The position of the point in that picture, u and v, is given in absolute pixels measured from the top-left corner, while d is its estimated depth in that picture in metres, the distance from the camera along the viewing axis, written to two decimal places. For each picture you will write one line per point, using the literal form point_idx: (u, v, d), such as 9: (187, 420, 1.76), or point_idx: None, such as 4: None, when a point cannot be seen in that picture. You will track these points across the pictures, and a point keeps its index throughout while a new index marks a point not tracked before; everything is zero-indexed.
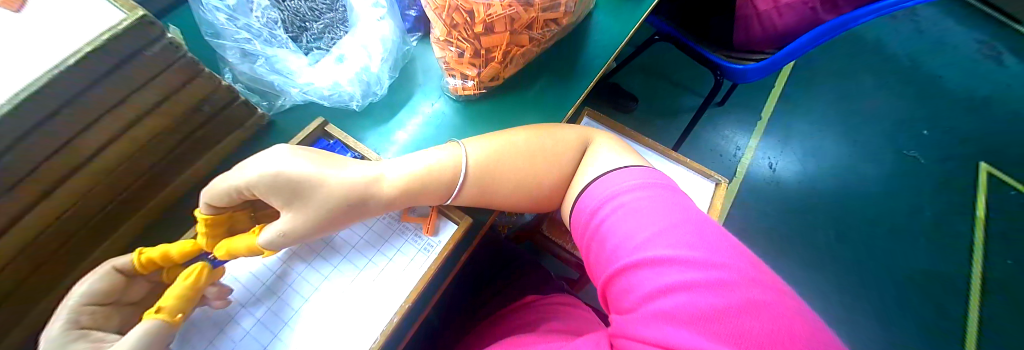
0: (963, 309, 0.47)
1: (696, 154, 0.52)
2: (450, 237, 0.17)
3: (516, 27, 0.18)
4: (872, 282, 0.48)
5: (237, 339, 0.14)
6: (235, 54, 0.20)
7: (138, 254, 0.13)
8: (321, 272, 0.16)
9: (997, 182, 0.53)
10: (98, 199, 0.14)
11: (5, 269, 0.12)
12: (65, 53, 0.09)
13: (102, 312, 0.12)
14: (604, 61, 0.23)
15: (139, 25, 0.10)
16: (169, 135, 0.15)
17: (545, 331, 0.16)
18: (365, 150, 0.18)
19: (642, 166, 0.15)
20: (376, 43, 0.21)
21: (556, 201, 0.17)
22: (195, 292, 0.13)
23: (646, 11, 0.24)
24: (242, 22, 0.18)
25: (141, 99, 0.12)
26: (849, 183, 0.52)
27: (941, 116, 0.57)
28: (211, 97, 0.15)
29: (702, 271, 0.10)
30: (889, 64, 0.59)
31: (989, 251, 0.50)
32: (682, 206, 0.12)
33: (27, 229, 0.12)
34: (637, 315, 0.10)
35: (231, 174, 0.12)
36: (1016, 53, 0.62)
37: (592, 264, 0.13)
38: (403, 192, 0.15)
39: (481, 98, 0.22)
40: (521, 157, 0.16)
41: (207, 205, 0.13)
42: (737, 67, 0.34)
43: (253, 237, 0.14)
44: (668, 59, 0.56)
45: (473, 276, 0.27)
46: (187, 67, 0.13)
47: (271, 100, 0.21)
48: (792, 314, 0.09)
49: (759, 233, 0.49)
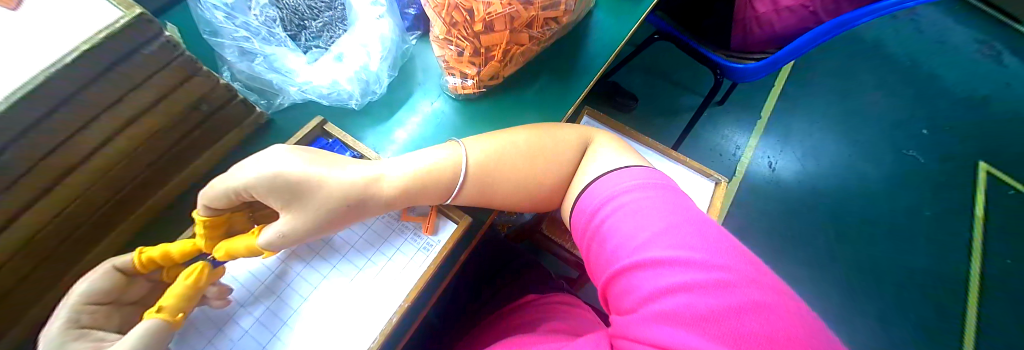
0: (961, 308, 0.47)
1: (696, 153, 0.52)
2: (450, 236, 0.17)
3: (516, 26, 0.18)
4: (871, 281, 0.48)
5: (236, 339, 0.14)
6: (234, 53, 0.19)
7: (137, 253, 0.13)
8: (320, 272, 0.16)
9: (995, 181, 0.54)
10: (97, 198, 0.14)
11: (5, 267, 0.12)
12: (62, 52, 0.09)
13: (102, 312, 0.12)
14: (604, 59, 0.23)
15: (137, 23, 0.10)
16: (167, 134, 0.15)
17: (544, 331, 0.16)
18: (364, 149, 0.18)
19: (643, 167, 0.14)
20: (375, 42, 0.20)
21: (556, 201, 0.17)
22: (195, 291, 0.13)
23: (647, 9, 0.24)
24: (241, 21, 0.18)
25: (139, 98, 0.12)
26: (848, 182, 0.52)
27: (940, 115, 0.57)
28: (210, 96, 0.15)
29: (702, 271, 0.10)
30: (888, 63, 0.59)
31: (987, 250, 0.50)
32: (683, 206, 0.12)
33: (25, 227, 0.12)
34: (637, 315, 0.10)
35: (229, 175, 0.12)
36: (1015, 52, 0.62)
37: (593, 264, 0.13)
38: (403, 192, 0.14)
39: (480, 97, 0.22)
40: (521, 156, 0.16)
41: (205, 205, 0.13)
42: (737, 66, 0.34)
43: (252, 237, 0.13)
44: (668, 58, 0.56)
45: (473, 274, 0.27)
46: (184, 65, 0.13)
47: (270, 99, 0.21)
48: (792, 314, 0.09)
49: (758, 232, 0.49)
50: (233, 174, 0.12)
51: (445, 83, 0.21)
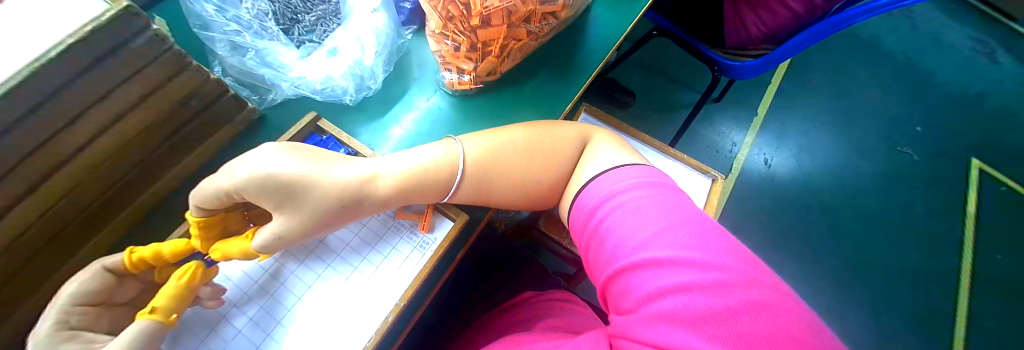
0: (952, 304, 0.48)
1: (692, 150, 0.52)
2: (446, 234, 0.17)
3: (514, 20, 0.18)
4: (864, 275, 0.49)
5: (229, 339, 0.14)
6: (224, 47, 0.19)
7: (128, 253, 0.13)
8: (314, 271, 0.16)
9: (988, 178, 0.54)
10: (82, 197, 0.13)
11: (2, 256, 0.12)
12: (46, 45, 0.09)
13: (92, 313, 0.12)
14: (603, 55, 0.23)
15: (124, 15, 0.09)
16: (155, 132, 0.15)
17: (541, 328, 0.16)
18: (359, 147, 0.18)
19: (642, 165, 0.14)
20: (369, 36, 0.20)
21: (554, 198, 0.16)
22: (188, 291, 0.13)
23: (645, 5, 0.24)
24: (231, 14, 0.18)
25: (124, 95, 0.12)
26: (843, 179, 0.52)
27: (935, 112, 0.57)
28: (199, 92, 0.15)
29: (702, 272, 0.09)
30: (884, 61, 0.60)
31: (978, 246, 0.51)
32: (681, 205, 0.12)
33: (15, 223, 0.11)
34: (636, 315, 0.10)
35: (220, 175, 0.12)
36: (1009, 49, 0.63)
37: (592, 264, 0.13)
38: (399, 191, 0.14)
39: (477, 92, 0.22)
40: (519, 154, 0.15)
41: (196, 205, 0.13)
42: (734, 64, 0.34)
43: (246, 240, 0.13)
44: (665, 54, 0.56)
45: (472, 272, 0.27)
46: (172, 60, 0.12)
47: (262, 94, 0.20)
48: (792, 314, 0.09)
49: (753, 228, 0.50)
50: (221, 173, 0.12)
51: (442, 78, 0.21)
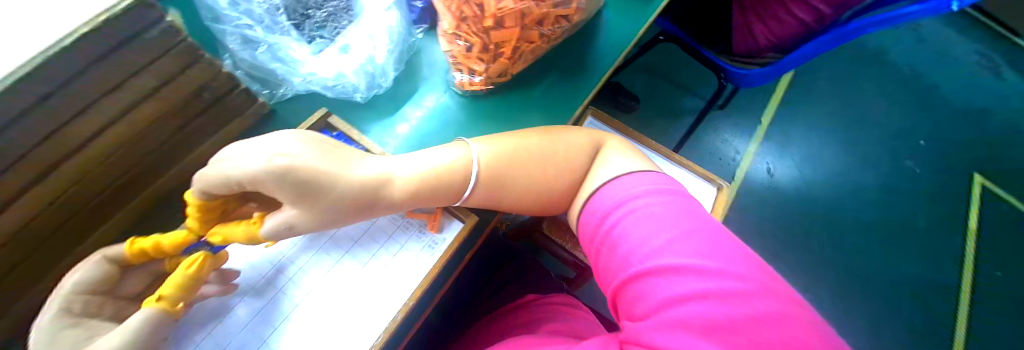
0: (951, 318, 0.48)
1: (696, 157, 0.52)
2: (455, 235, 0.17)
3: (528, 23, 0.18)
4: (864, 287, 0.49)
5: (236, 331, 0.14)
6: (236, 40, 0.19)
7: (130, 243, 0.13)
8: (323, 266, 0.16)
9: (989, 193, 0.54)
10: (89, 188, 0.13)
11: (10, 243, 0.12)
12: (62, 34, 0.09)
13: (95, 301, 0.12)
14: (613, 59, 0.23)
15: (138, 7, 0.09)
16: (167, 124, 0.15)
17: (546, 333, 0.16)
18: (369, 144, 0.18)
19: (652, 170, 0.14)
20: (382, 34, 0.20)
21: (565, 203, 0.17)
22: (194, 281, 0.13)
23: (657, 10, 0.24)
24: (243, 8, 0.17)
25: (137, 87, 0.12)
26: (846, 189, 0.52)
27: (938, 126, 0.58)
28: (210, 86, 0.15)
29: (715, 280, 0.09)
30: (889, 73, 0.60)
31: (979, 260, 0.51)
32: (694, 213, 0.12)
33: (19, 213, 0.11)
34: (648, 323, 0.10)
35: (231, 164, 0.11)
36: (1014, 66, 0.63)
37: (601, 269, 0.13)
38: (413, 193, 0.14)
39: (487, 95, 0.22)
40: (534, 161, 0.15)
41: (200, 190, 0.12)
42: (740, 72, 0.34)
43: (251, 229, 0.13)
44: (671, 60, 0.56)
45: (475, 273, 0.27)
46: (185, 53, 0.12)
47: (273, 89, 0.21)
48: (806, 327, 0.09)
49: (755, 236, 0.50)
50: (230, 165, 0.11)
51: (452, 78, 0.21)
